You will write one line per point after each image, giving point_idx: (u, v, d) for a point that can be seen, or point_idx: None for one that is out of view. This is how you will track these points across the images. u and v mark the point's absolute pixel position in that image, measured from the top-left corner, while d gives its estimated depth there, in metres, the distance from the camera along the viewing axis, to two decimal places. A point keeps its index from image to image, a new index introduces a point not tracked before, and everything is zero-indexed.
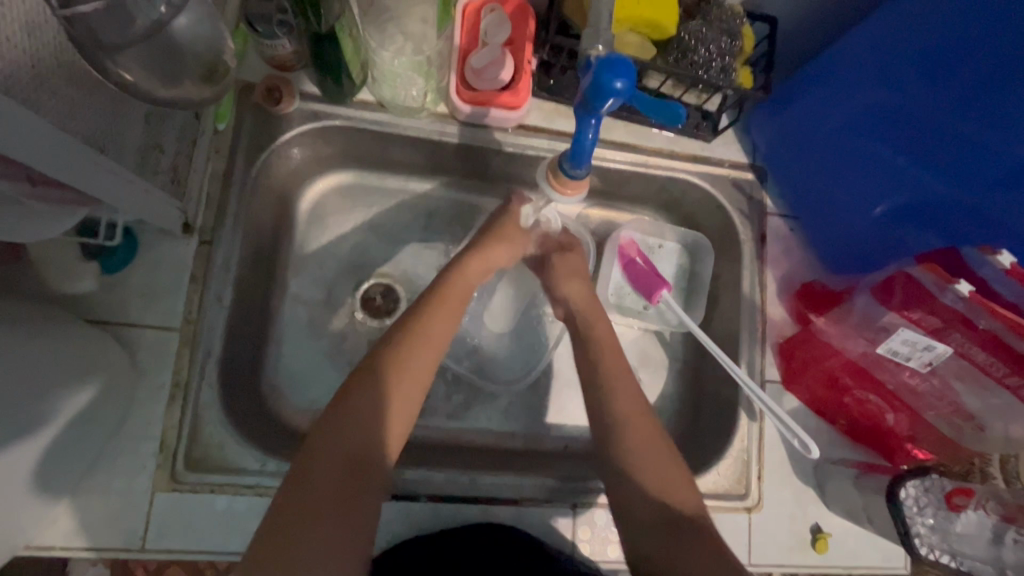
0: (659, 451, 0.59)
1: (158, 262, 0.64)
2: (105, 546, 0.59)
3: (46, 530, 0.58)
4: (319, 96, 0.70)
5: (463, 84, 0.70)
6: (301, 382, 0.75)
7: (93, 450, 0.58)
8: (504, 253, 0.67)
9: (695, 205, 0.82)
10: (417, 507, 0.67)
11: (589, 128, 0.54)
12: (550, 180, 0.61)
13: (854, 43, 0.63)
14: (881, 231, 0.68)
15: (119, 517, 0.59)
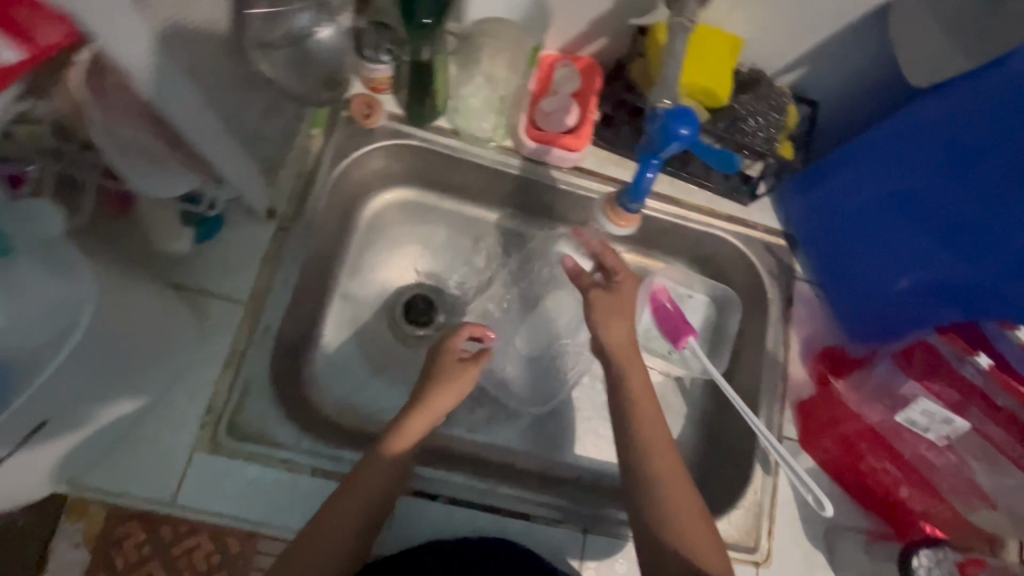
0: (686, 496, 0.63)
1: (237, 239, 0.70)
2: (139, 495, 0.61)
3: (87, 471, 0.61)
4: (402, 117, 0.78)
5: (532, 124, 0.77)
6: (337, 373, 0.79)
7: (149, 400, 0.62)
8: (446, 400, 0.67)
9: (727, 261, 0.87)
10: (434, 506, 0.69)
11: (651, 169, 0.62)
12: (607, 211, 0.67)
13: (880, 135, 0.70)
14: (904, 306, 0.73)
15: (158, 469, 0.62)
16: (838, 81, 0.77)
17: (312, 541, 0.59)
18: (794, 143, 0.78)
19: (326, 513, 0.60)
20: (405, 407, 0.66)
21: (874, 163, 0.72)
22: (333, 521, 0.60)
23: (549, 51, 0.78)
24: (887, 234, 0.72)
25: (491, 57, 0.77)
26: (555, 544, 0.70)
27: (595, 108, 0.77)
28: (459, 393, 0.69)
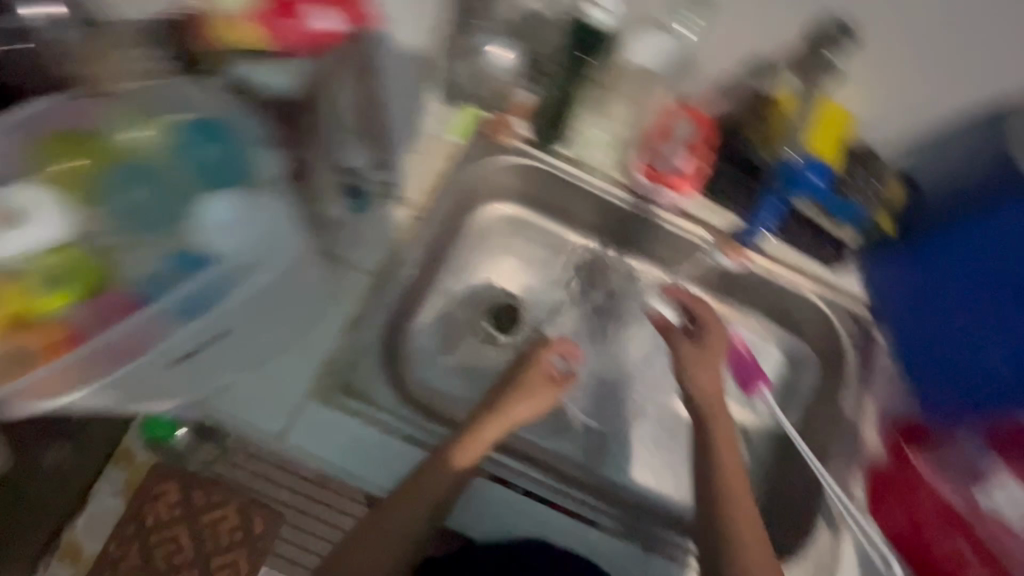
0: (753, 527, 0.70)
1: (369, 218, 0.77)
2: (253, 427, 0.67)
3: (211, 397, 0.67)
4: (528, 138, 0.85)
5: (645, 161, 0.83)
6: (425, 357, 0.86)
7: (276, 343, 0.68)
8: (526, 407, 0.77)
9: (808, 322, 0.90)
10: (511, 493, 0.72)
11: (771, 206, 0.81)
12: (722, 245, 0.86)
13: (1006, 219, 0.69)
14: (1004, 387, 0.74)
15: (271, 409, 0.68)
16: (943, 169, 0.82)
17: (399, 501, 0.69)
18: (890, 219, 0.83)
19: (406, 492, 0.68)
20: (488, 410, 0.75)
21: (992, 245, 0.71)
22: (414, 491, 0.68)
23: (665, 98, 0.82)
24: (998, 318, 0.72)
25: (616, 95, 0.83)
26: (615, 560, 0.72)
27: (707, 157, 0.82)
28: (537, 405, 0.78)
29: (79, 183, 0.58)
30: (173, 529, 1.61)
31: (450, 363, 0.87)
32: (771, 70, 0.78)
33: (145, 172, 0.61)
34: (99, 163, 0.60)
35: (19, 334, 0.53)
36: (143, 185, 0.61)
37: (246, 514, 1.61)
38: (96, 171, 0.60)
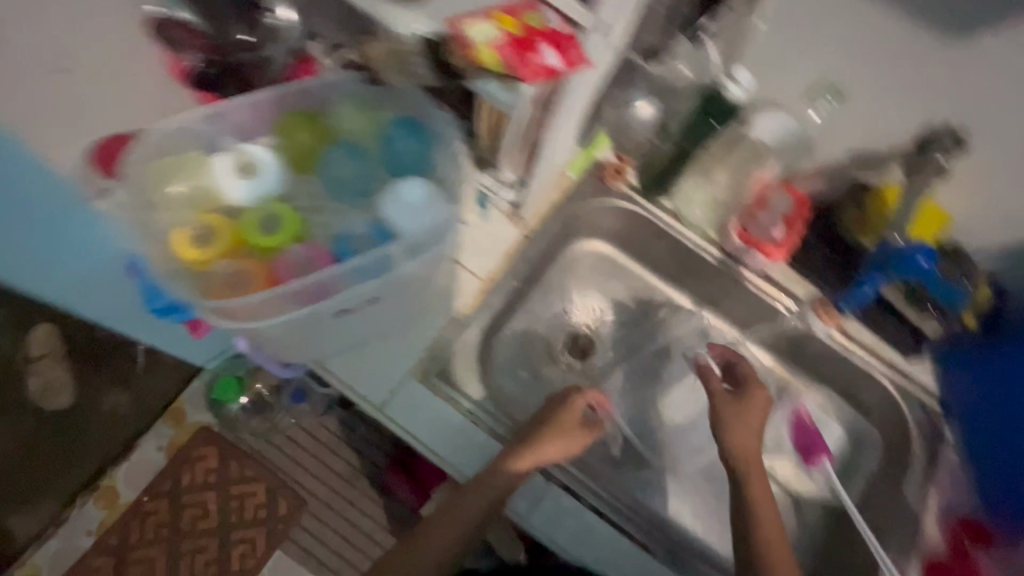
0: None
1: (488, 230, 0.85)
2: (361, 391, 0.76)
3: (334, 358, 0.77)
4: (635, 185, 0.92)
5: (741, 227, 0.88)
6: (506, 368, 0.91)
7: (396, 323, 0.78)
8: (558, 447, 0.75)
9: (876, 404, 0.92)
10: (577, 505, 0.76)
11: (867, 281, 0.80)
12: (816, 308, 0.89)
13: None
14: None
15: (382, 379, 0.77)
16: None
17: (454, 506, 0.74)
18: (976, 316, 0.86)
19: (455, 504, 0.74)
20: (521, 442, 0.74)
21: None
22: (468, 499, 0.73)
23: (762, 174, 0.87)
24: None
25: (723, 165, 0.90)
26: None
27: (799, 230, 0.87)
28: (568, 446, 0.76)
29: (299, 148, 0.63)
30: (203, 495, 1.64)
31: (527, 377, 0.93)
32: (880, 163, 0.83)
33: (354, 147, 0.64)
34: (313, 128, 0.63)
35: (236, 262, 0.59)
36: (348, 161, 0.63)
37: (273, 495, 1.63)
38: (311, 140, 0.63)
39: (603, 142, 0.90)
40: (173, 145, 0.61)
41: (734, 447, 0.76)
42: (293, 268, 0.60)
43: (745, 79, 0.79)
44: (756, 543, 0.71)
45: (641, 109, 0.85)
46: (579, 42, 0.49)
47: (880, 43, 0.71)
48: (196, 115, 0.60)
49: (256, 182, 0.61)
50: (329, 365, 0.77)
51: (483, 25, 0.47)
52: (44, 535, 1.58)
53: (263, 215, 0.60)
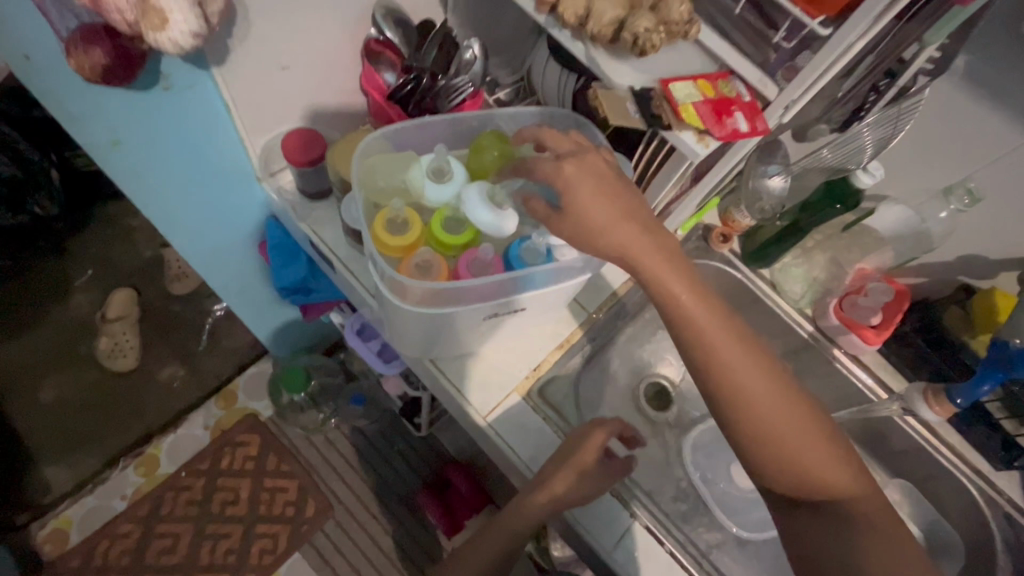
0: (813, 445, 0.57)
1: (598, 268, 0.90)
2: (468, 396, 0.80)
3: (448, 360, 0.82)
4: (738, 253, 0.96)
5: (839, 306, 0.90)
6: (590, 403, 0.93)
7: (512, 338, 0.84)
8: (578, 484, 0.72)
9: (956, 509, 0.91)
10: (658, 550, 0.77)
11: (991, 380, 0.74)
12: (926, 396, 0.81)
13: None
14: None
15: (489, 388, 0.81)
16: None
17: (498, 523, 0.77)
18: None
19: (472, 545, 0.77)
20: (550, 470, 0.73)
21: None
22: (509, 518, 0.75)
23: (863, 264, 0.90)
24: None
25: (827, 250, 0.92)
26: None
27: (898, 319, 0.87)
28: (596, 478, 0.74)
29: (483, 164, 0.71)
30: (236, 481, 1.57)
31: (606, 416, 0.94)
32: (986, 272, 0.86)
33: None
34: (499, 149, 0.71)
35: (415, 256, 0.68)
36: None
37: (303, 494, 1.56)
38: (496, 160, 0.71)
39: (713, 208, 0.95)
40: (386, 147, 0.72)
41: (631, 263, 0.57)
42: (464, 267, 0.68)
43: (877, 168, 0.77)
44: (752, 428, 0.56)
45: (773, 181, 0.84)
46: (763, 112, 0.57)
47: (1003, 164, 0.76)
48: (410, 124, 0.71)
49: (449, 186, 0.69)
50: (442, 365, 0.82)
51: (686, 85, 0.55)
52: (79, 492, 1.55)
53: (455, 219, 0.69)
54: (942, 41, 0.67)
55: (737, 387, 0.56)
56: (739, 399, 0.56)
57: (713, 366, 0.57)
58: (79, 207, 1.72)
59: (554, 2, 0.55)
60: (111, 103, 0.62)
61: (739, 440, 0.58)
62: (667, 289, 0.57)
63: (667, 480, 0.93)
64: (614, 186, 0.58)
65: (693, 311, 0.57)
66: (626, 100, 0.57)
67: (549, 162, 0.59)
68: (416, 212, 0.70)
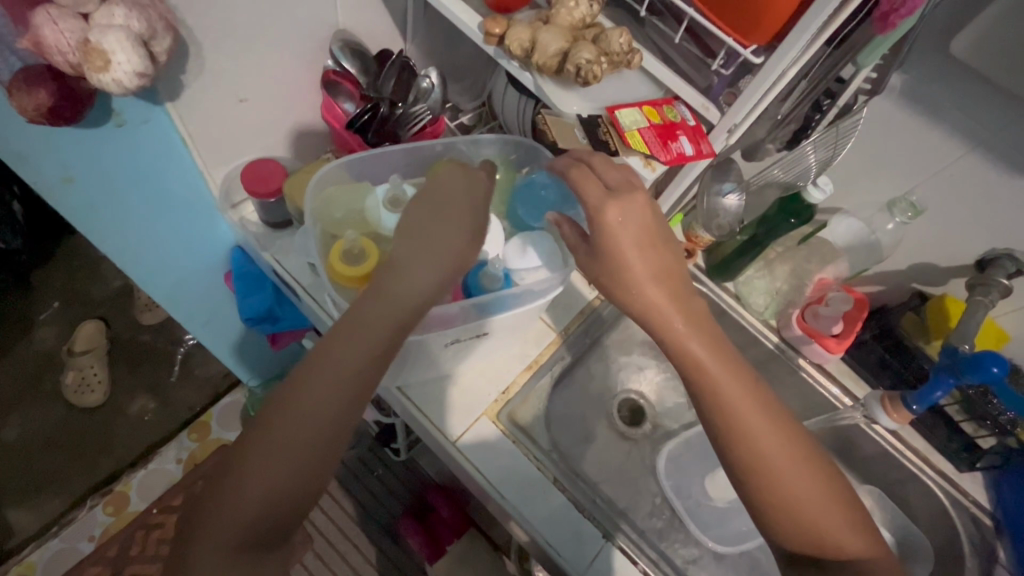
0: (833, 511, 0.54)
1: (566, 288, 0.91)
2: (438, 423, 0.80)
3: (417, 386, 0.81)
4: (703, 267, 0.99)
5: (802, 317, 0.92)
6: (563, 422, 0.93)
7: (480, 361, 0.84)
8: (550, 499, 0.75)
9: (924, 512, 0.92)
10: (631, 569, 0.76)
11: (943, 386, 0.75)
12: (884, 403, 0.83)
13: None
14: None
15: (458, 413, 0.81)
16: None
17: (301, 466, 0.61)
18: None
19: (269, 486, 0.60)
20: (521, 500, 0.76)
21: None
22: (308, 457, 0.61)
23: (822, 275, 0.91)
24: None
25: (789, 261, 0.94)
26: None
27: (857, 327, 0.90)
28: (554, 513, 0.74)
29: None
30: None
31: (580, 434, 0.95)
32: (939, 278, 0.89)
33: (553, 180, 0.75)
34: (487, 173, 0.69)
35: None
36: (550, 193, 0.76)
37: None
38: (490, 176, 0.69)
39: (676, 225, 0.95)
40: (342, 177, 0.75)
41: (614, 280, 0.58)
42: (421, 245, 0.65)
43: (827, 183, 0.79)
44: (766, 487, 0.54)
45: (729, 200, 0.86)
46: (708, 136, 0.59)
47: (946, 176, 0.79)
48: (364, 155, 0.73)
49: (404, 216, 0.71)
50: (410, 391, 0.81)
51: (632, 112, 0.57)
52: (44, 535, 1.49)
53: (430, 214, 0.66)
54: (878, 62, 0.70)
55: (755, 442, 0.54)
56: (752, 454, 0.54)
57: (728, 417, 0.55)
58: (43, 238, 1.68)
59: (502, 34, 0.57)
60: (61, 145, 0.62)
61: (753, 500, 0.56)
62: (654, 309, 0.57)
63: (643, 496, 0.93)
64: (654, 239, 0.57)
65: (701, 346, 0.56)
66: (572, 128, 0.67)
67: (595, 193, 0.57)
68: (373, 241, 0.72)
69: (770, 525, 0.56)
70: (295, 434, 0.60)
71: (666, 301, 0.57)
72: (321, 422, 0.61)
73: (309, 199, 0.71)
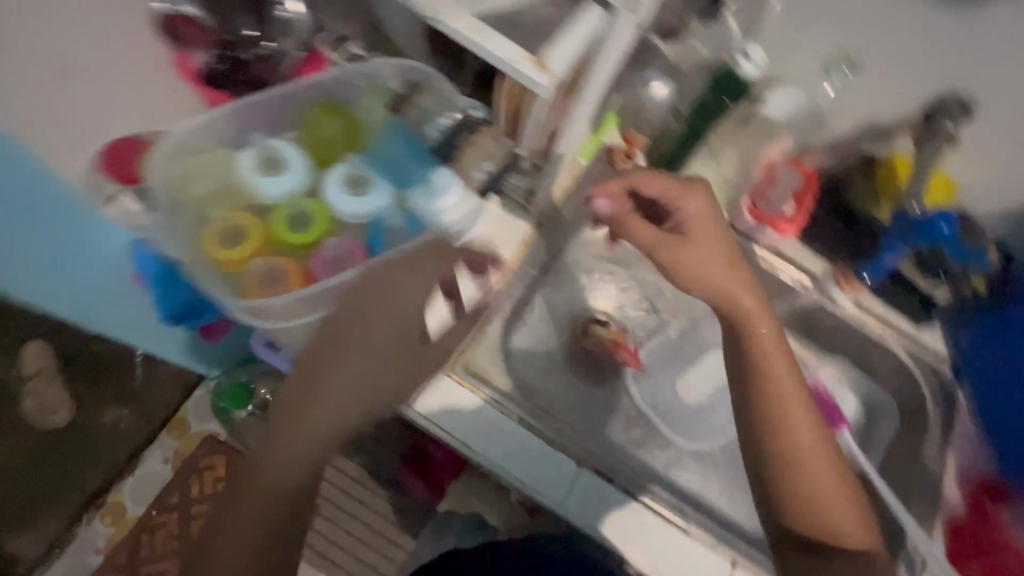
0: (845, 514, 0.64)
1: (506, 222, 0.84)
2: None
3: None
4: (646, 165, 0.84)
5: (752, 204, 0.87)
6: (525, 357, 0.91)
7: None
8: (526, 437, 0.76)
9: (889, 373, 0.93)
10: (609, 489, 0.75)
11: (893, 251, 0.84)
12: (836, 278, 0.88)
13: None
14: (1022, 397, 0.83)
15: None
16: None
17: (277, 482, 0.65)
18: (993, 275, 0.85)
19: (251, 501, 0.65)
20: (485, 448, 0.75)
21: None
22: (285, 471, 0.65)
23: (771, 152, 0.86)
24: None
25: (732, 144, 0.88)
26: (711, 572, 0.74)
27: (807, 205, 0.86)
28: (524, 455, 0.75)
29: (320, 141, 0.68)
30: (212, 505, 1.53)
31: (546, 366, 0.92)
32: (886, 136, 0.84)
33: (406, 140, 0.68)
34: (441, 260, 0.68)
35: (270, 256, 0.66)
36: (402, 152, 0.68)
37: None
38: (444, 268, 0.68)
39: (611, 127, 0.82)
40: (197, 143, 0.64)
41: (709, 277, 0.69)
42: (368, 343, 0.66)
43: (758, 54, 0.79)
44: (796, 489, 0.65)
45: (658, 89, 0.80)
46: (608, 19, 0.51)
47: None
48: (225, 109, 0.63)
49: (282, 176, 0.65)
50: None
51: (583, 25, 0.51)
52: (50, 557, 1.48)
53: (386, 290, 0.65)
54: None
55: (796, 443, 0.65)
56: (789, 457, 0.65)
57: (779, 428, 0.66)
58: None
59: None
60: None
61: (778, 501, 0.65)
62: (737, 299, 0.69)
63: (618, 413, 0.92)
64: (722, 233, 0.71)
65: (766, 343, 0.68)
66: (428, 95, 0.66)
67: (662, 186, 0.71)
68: (255, 216, 0.66)
69: (788, 520, 0.65)
70: (249, 504, 0.64)
71: (742, 283, 0.69)
72: (293, 489, 0.65)
73: (158, 173, 0.61)
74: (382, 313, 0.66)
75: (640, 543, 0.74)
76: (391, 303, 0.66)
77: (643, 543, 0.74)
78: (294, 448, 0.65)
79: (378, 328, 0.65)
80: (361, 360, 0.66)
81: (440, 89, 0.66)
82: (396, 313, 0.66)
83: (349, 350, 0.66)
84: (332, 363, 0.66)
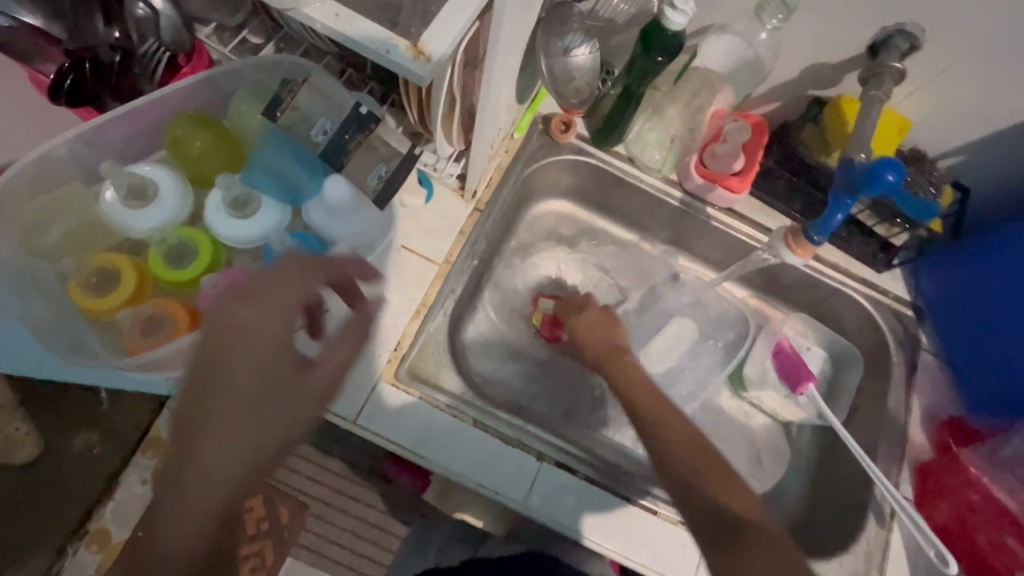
0: (732, 487, 0.58)
1: (440, 213, 0.78)
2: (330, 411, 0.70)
3: None
4: (587, 138, 0.86)
5: (700, 163, 0.82)
6: (480, 350, 0.87)
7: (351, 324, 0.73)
8: (482, 437, 0.73)
9: (851, 323, 0.91)
10: (573, 480, 0.73)
11: (842, 208, 0.68)
12: (788, 241, 0.74)
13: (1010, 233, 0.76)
14: (985, 336, 0.81)
15: (348, 393, 0.71)
16: (996, 175, 0.81)
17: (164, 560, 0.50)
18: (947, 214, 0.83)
19: None
20: (440, 456, 0.72)
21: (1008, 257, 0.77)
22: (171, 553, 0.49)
23: (718, 104, 0.81)
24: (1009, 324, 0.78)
25: (675, 101, 0.82)
26: (684, 553, 0.73)
27: (759, 157, 0.81)
28: (481, 457, 0.72)
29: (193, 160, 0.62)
30: None
31: (503, 356, 0.88)
32: (833, 78, 0.79)
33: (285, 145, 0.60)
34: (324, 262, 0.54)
35: (142, 307, 0.59)
36: (287, 164, 0.60)
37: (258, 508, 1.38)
38: (315, 289, 0.53)
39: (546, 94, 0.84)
40: (47, 177, 0.59)
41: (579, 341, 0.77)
42: (228, 404, 0.50)
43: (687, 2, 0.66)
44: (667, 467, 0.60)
45: (578, 56, 0.71)
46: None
47: None
48: (67, 137, 0.57)
49: (145, 207, 0.58)
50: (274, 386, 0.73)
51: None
52: None
53: (244, 315, 0.50)
54: None
55: (660, 423, 0.63)
56: (662, 443, 0.62)
57: (643, 419, 0.64)
58: None
59: None
60: None
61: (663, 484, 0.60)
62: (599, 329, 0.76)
63: (581, 395, 0.89)
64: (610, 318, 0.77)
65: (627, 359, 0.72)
66: (302, 88, 0.60)
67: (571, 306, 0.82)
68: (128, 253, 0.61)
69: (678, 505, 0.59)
70: None
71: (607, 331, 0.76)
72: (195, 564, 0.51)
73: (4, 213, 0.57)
74: (246, 347, 0.50)
75: (609, 531, 0.73)
76: (256, 324, 0.50)
77: (613, 532, 0.73)
78: (176, 526, 0.49)
79: (246, 358, 0.50)
80: (228, 429, 0.50)
81: (315, 80, 0.59)
82: (259, 359, 0.50)
83: (207, 421, 0.50)
84: (195, 445, 0.50)
